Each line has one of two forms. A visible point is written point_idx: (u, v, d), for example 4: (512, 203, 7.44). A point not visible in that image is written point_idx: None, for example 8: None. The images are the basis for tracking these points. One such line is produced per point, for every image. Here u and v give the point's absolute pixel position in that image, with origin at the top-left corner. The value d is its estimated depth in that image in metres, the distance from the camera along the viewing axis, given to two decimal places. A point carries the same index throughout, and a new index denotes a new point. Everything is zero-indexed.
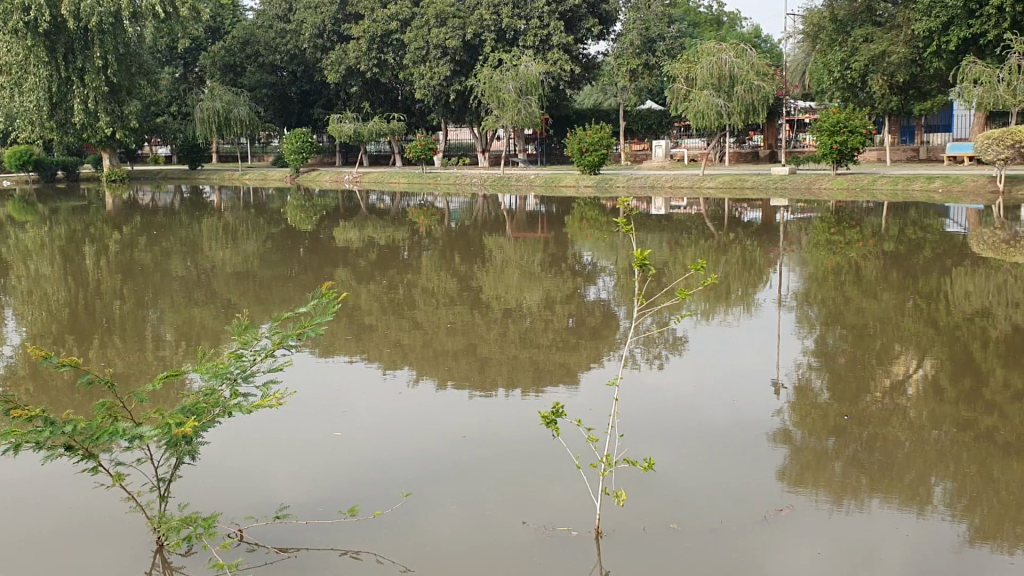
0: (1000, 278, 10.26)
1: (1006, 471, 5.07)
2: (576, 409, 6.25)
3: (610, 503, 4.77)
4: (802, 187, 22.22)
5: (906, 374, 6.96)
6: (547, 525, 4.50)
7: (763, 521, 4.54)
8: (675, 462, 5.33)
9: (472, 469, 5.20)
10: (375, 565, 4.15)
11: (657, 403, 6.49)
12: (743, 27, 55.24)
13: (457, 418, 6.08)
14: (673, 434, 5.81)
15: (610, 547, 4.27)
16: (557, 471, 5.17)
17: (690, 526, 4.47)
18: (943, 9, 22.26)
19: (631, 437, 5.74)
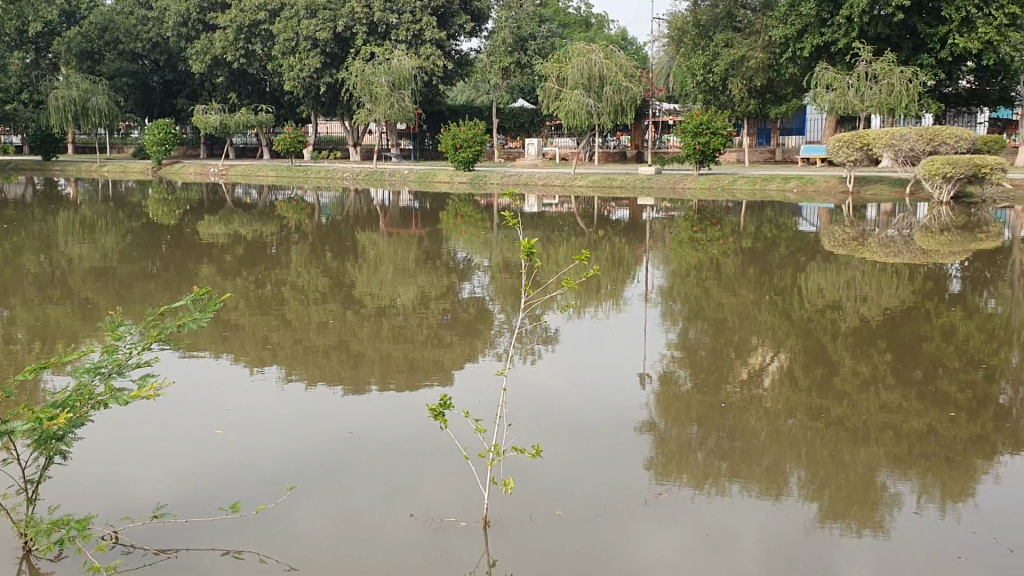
0: (850, 273, 10.93)
1: (855, 455, 5.40)
2: (457, 404, 6.32)
3: (496, 493, 4.87)
4: (667, 186, 22.97)
5: (763, 366, 7.32)
6: (435, 517, 4.56)
7: (643, 506, 4.73)
8: (556, 452, 5.48)
9: (357, 464, 5.21)
10: (260, 564, 4.09)
11: (535, 397, 6.63)
12: (611, 29, 56.53)
13: (341, 414, 6.04)
14: (554, 427, 5.96)
15: (493, 537, 4.36)
16: (441, 463, 5.23)
17: (572, 514, 4.63)
18: (798, 18, 23.47)
19: (513, 430, 5.86)
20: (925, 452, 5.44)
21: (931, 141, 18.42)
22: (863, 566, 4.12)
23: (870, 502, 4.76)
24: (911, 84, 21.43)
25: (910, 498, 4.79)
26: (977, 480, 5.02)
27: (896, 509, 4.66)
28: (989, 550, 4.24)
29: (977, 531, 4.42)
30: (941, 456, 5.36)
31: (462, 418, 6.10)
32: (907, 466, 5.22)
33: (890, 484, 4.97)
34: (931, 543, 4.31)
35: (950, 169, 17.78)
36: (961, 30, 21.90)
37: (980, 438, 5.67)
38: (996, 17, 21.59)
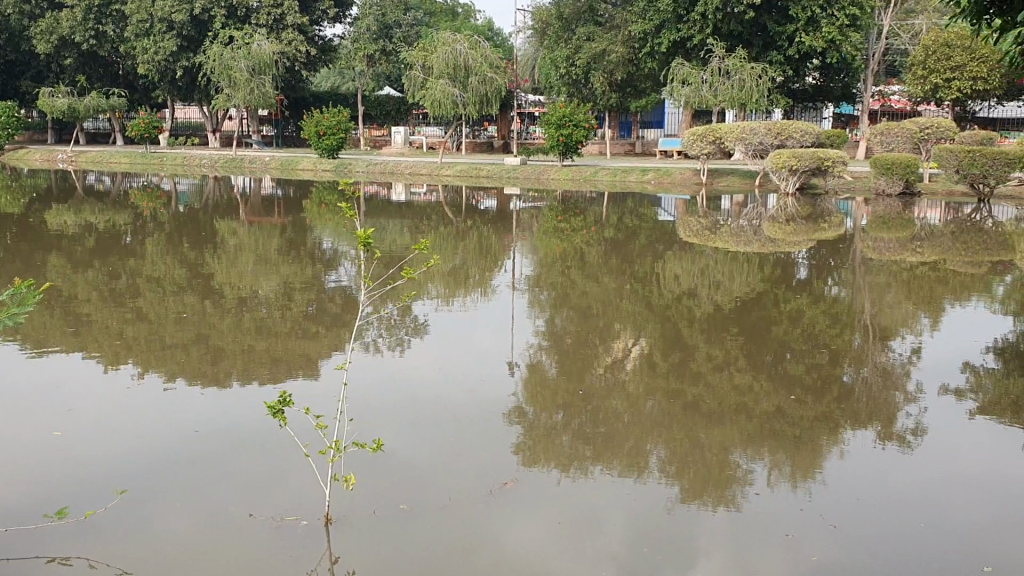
0: (704, 261, 11.35)
1: (710, 435, 5.62)
2: (297, 400, 6.17)
3: (336, 489, 4.81)
4: (532, 177, 23.28)
5: (625, 352, 7.53)
6: (276, 515, 4.47)
7: (490, 496, 4.75)
8: (396, 445, 5.44)
9: (202, 463, 5.08)
10: (87, 570, 3.94)
11: (386, 388, 6.58)
12: (477, 20, 56.75)
13: (190, 411, 5.87)
14: (410, 417, 5.95)
15: (335, 534, 4.30)
16: (290, 460, 5.13)
17: (420, 507, 4.61)
18: (655, 13, 24.11)
19: (356, 423, 5.78)
20: (775, 431, 5.71)
21: (780, 134, 19.27)
22: (715, 541, 4.29)
23: (724, 481, 4.95)
24: (761, 80, 22.33)
25: (762, 475, 5.02)
26: (823, 456, 5.30)
27: (745, 487, 4.88)
28: (826, 519, 4.49)
29: (822, 503, 4.67)
30: (791, 434, 5.64)
31: (302, 414, 5.97)
32: (759, 445, 5.47)
33: (743, 463, 5.20)
34: (778, 516, 4.53)
35: (796, 162, 18.68)
36: (807, 29, 23.09)
37: (826, 416, 5.99)
38: (838, 18, 22.91)
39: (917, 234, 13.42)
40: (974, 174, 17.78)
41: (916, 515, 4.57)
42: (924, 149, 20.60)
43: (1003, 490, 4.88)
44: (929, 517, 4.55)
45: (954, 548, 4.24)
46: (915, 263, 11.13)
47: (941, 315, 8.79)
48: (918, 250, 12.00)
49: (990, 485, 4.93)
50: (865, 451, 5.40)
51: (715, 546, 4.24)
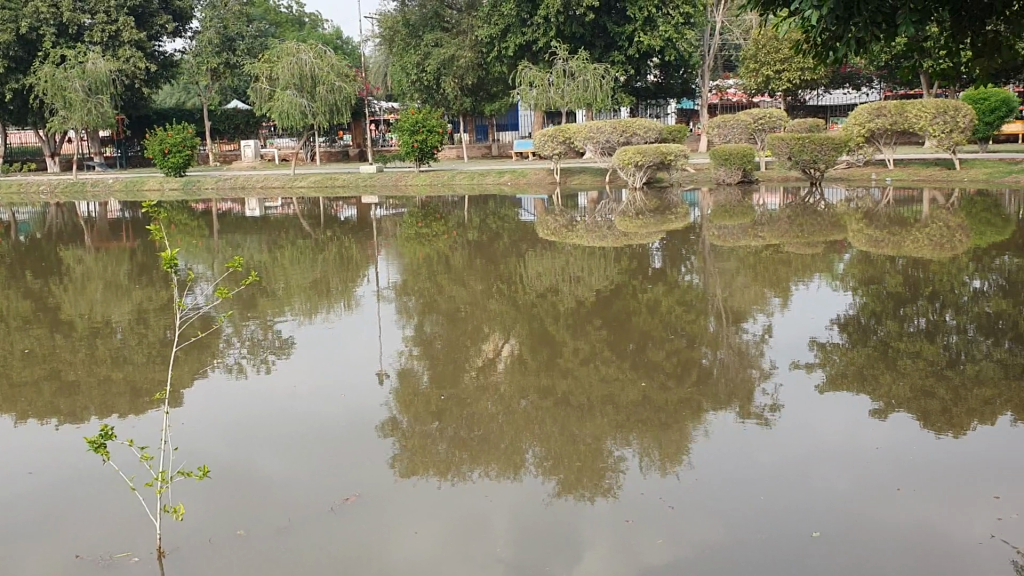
0: (563, 258, 11.61)
1: (582, 429, 5.77)
2: (121, 433, 5.90)
3: (167, 522, 4.66)
4: (389, 184, 23.15)
5: (496, 352, 7.64)
6: (104, 554, 4.30)
7: (338, 512, 4.71)
8: (237, 470, 5.32)
9: (26, 507, 4.84)
10: None
11: (231, 411, 6.42)
12: (325, 28, 55.84)
13: (26, 452, 5.59)
14: (262, 438, 5.83)
15: (170, 568, 4.17)
16: (125, 497, 4.94)
17: (264, 531, 4.53)
18: (500, 18, 24.42)
19: (194, 452, 5.61)
20: (643, 419, 5.92)
21: (625, 132, 19.99)
22: (589, 531, 4.40)
23: (597, 471, 5.09)
24: (604, 80, 22.95)
25: (633, 463, 5.18)
26: (690, 438, 5.52)
27: (620, 475, 5.02)
28: (683, 503, 4.63)
29: (688, 485, 4.84)
30: (658, 419, 5.86)
31: (127, 447, 5.72)
32: (627, 433, 5.65)
33: (614, 453, 5.36)
34: (646, 501, 4.67)
35: (642, 157, 19.27)
36: (645, 29, 23.95)
37: (690, 399, 6.25)
38: (674, 17, 24.09)
39: (758, 220, 14.07)
40: (806, 160, 18.77)
41: (776, 488, 4.78)
42: (761, 139, 21.68)
43: (859, 458, 5.12)
44: (790, 489, 4.76)
45: (806, 518, 4.42)
46: (758, 248, 11.69)
47: (788, 295, 9.29)
48: (761, 235, 12.60)
49: (844, 454, 5.21)
50: (728, 430, 5.66)
51: (568, 544, 4.30)
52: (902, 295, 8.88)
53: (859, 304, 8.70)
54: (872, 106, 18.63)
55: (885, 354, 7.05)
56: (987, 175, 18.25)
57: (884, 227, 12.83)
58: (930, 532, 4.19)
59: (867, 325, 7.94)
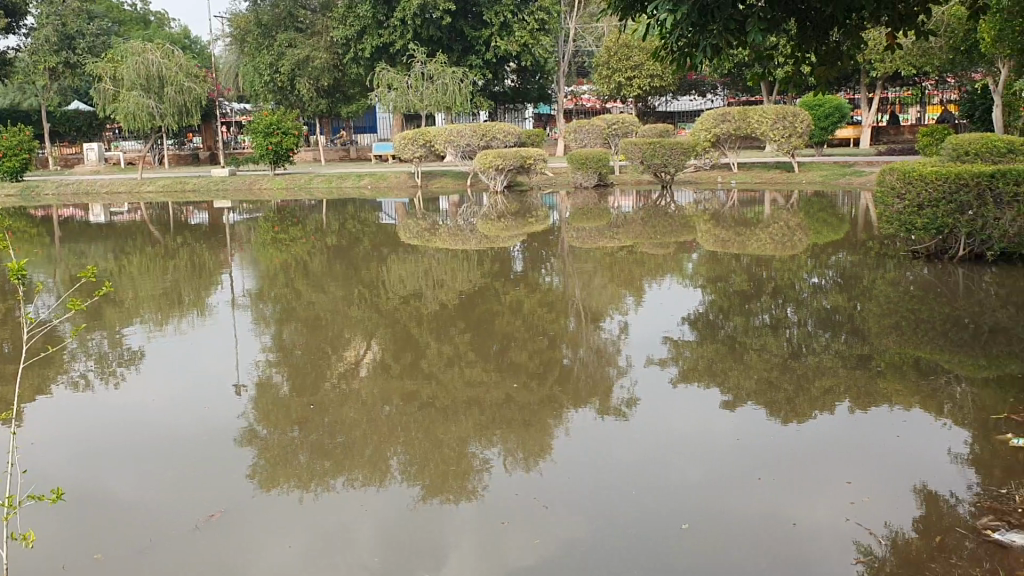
0: (426, 262, 11.60)
1: (446, 432, 5.79)
2: None
3: (12, 550, 4.40)
4: (244, 188, 22.53)
5: (358, 359, 7.57)
6: None
7: (200, 530, 4.56)
8: (86, 492, 5.06)
9: None
10: None
11: (79, 429, 6.11)
12: (172, 25, 53.75)
13: None
14: (113, 457, 5.58)
15: None
16: None
17: (119, 555, 4.33)
18: (356, 19, 24.20)
19: (38, 474, 5.31)
20: (506, 419, 6.00)
21: (484, 136, 20.17)
22: (454, 535, 4.40)
23: (461, 475, 5.11)
24: (462, 83, 23.07)
25: (498, 463, 5.24)
26: (552, 436, 5.64)
27: (484, 477, 5.06)
28: (545, 501, 4.69)
29: (550, 482, 4.92)
30: (520, 419, 5.96)
31: None
32: (491, 434, 5.71)
33: (478, 454, 5.40)
34: (510, 502, 4.72)
35: (501, 161, 19.50)
36: (500, 33, 24.29)
37: (552, 398, 6.37)
38: (528, 22, 24.51)
39: (614, 222, 14.47)
40: (658, 163, 19.41)
41: (636, 479, 4.90)
42: (615, 143, 22.30)
43: (713, 447, 5.31)
44: (649, 480, 4.88)
45: (664, 505, 4.53)
46: (614, 248, 12.03)
47: (642, 294, 9.60)
48: (617, 236, 12.97)
49: (701, 443, 5.41)
50: (589, 426, 5.81)
51: (432, 550, 4.28)
52: (748, 292, 9.33)
53: (709, 301, 9.09)
54: (718, 112, 19.44)
55: (734, 349, 7.38)
56: (823, 177, 19.39)
57: (731, 228, 13.44)
58: (779, 510, 4.35)
59: (716, 321, 8.30)
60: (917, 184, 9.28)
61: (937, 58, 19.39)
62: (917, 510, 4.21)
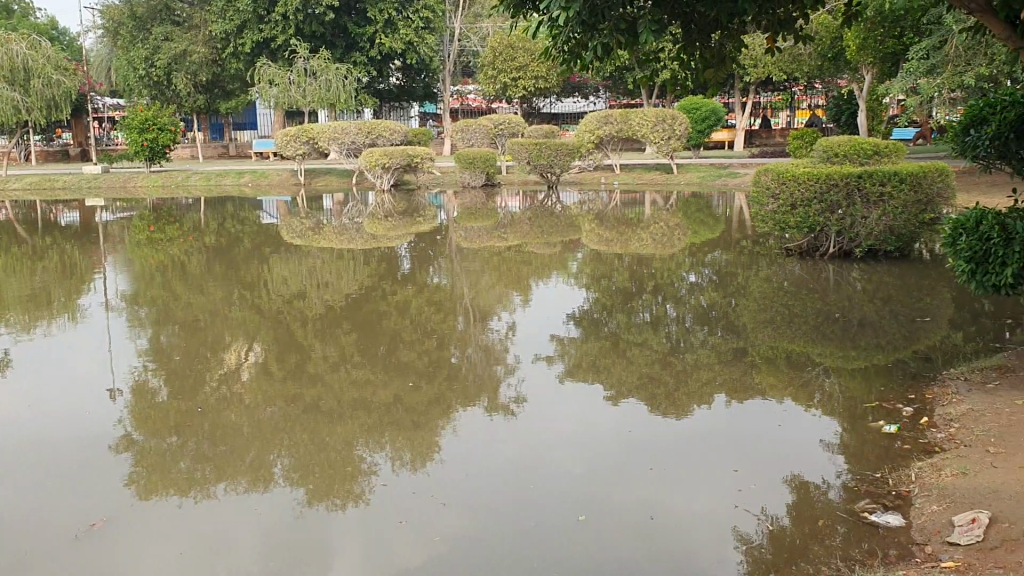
0: (310, 262, 11.41)
1: (332, 434, 5.72)
2: None
3: None
4: (116, 186, 21.64)
5: (239, 361, 7.39)
6: None
7: (77, 541, 4.37)
8: None
9: None
10: None
11: None
12: (36, 16, 51.01)
13: None
14: None
15: None
16: None
17: None
18: (236, 13, 23.52)
19: None
20: (392, 420, 5.97)
21: (369, 133, 19.98)
22: (341, 537, 4.34)
23: (349, 478, 5.05)
24: (346, 80, 22.77)
25: (386, 465, 5.20)
26: (440, 436, 5.65)
27: (371, 479, 5.02)
28: (434, 500, 4.68)
29: (439, 482, 4.92)
30: (408, 420, 5.94)
31: None
32: (378, 436, 5.67)
33: (366, 456, 5.36)
34: (398, 502, 4.69)
35: (388, 159, 19.36)
36: (385, 31, 24.17)
37: (439, 398, 6.38)
38: (413, 21, 24.51)
39: (501, 221, 14.55)
40: (543, 164, 19.63)
41: (523, 477, 4.94)
42: (500, 143, 22.45)
43: (597, 443, 5.41)
44: (537, 476, 4.93)
45: (553, 501, 4.57)
46: (501, 248, 12.11)
47: (529, 293, 9.70)
48: (504, 235, 13.05)
49: (586, 438, 5.51)
50: (477, 425, 5.83)
51: (322, 552, 4.21)
52: (631, 290, 9.55)
53: (593, 299, 9.26)
54: (601, 114, 19.80)
55: (617, 345, 7.54)
56: (701, 178, 20.01)
57: (614, 227, 13.71)
58: (665, 502, 4.45)
59: (600, 319, 8.46)
60: (790, 184, 9.66)
61: (806, 65, 20.27)
62: (793, 498, 4.38)
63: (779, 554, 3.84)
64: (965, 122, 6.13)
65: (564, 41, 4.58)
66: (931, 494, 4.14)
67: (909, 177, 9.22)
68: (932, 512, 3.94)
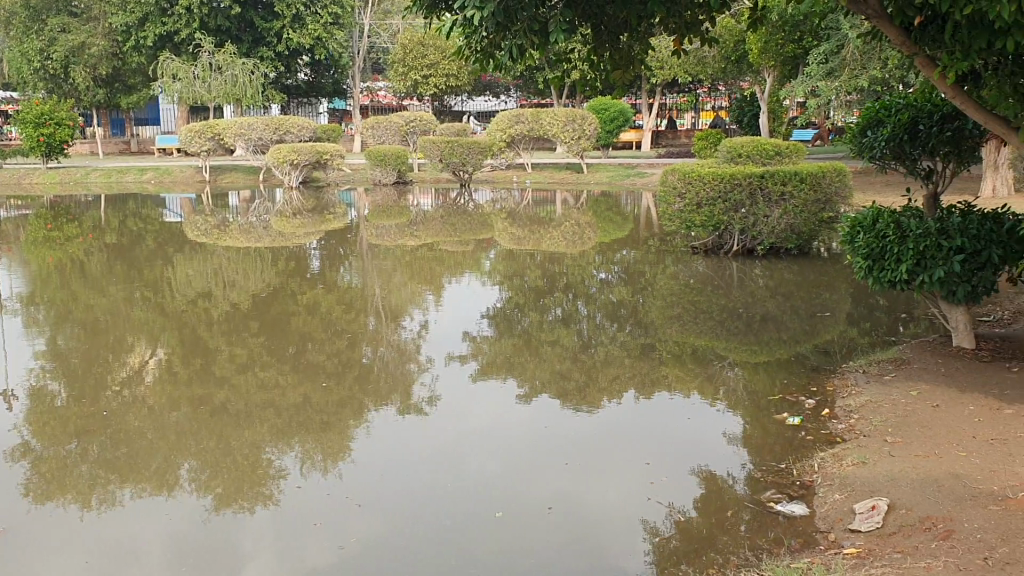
0: (216, 261, 11.16)
1: (240, 437, 5.62)
2: None
3: None
4: (10, 183, 20.74)
5: (143, 364, 7.18)
6: None
7: None
8: None
9: None
10: None
11: None
12: None
13: None
14: None
15: None
16: None
17: None
18: (137, 5, 22.78)
19: None
20: (302, 422, 5.89)
21: (277, 129, 19.69)
22: (251, 541, 4.26)
23: (257, 481, 4.97)
24: (252, 76, 22.33)
25: (295, 468, 5.13)
26: (350, 436, 5.60)
27: (281, 482, 4.94)
28: (346, 501, 4.64)
29: (350, 483, 4.88)
30: (318, 421, 5.87)
31: None
32: (287, 439, 5.59)
33: (275, 459, 5.27)
34: (309, 504, 4.63)
35: (296, 156, 19.06)
36: (293, 26, 23.83)
37: (350, 398, 6.33)
38: (321, 16, 24.20)
39: (412, 220, 14.49)
40: (455, 162, 19.62)
41: (435, 475, 4.94)
42: (411, 141, 22.34)
43: (509, 440, 5.44)
44: (449, 475, 4.94)
45: (467, 499, 4.59)
46: (413, 246, 12.05)
47: (441, 291, 9.68)
48: (416, 234, 13.00)
49: (497, 436, 5.53)
50: (388, 425, 5.80)
51: (233, 556, 4.13)
52: (542, 288, 9.63)
53: (505, 297, 9.30)
54: (512, 113, 19.89)
55: (529, 343, 7.59)
56: (610, 178, 20.29)
57: (526, 226, 13.79)
58: (578, 497, 4.51)
59: (512, 317, 8.50)
60: (696, 184, 9.86)
61: (711, 67, 20.73)
62: (700, 490, 4.49)
63: (688, 543, 3.93)
64: (862, 123, 6.36)
65: (477, 41, 4.57)
66: (833, 483, 4.29)
67: (808, 177, 9.56)
68: (835, 501, 4.08)
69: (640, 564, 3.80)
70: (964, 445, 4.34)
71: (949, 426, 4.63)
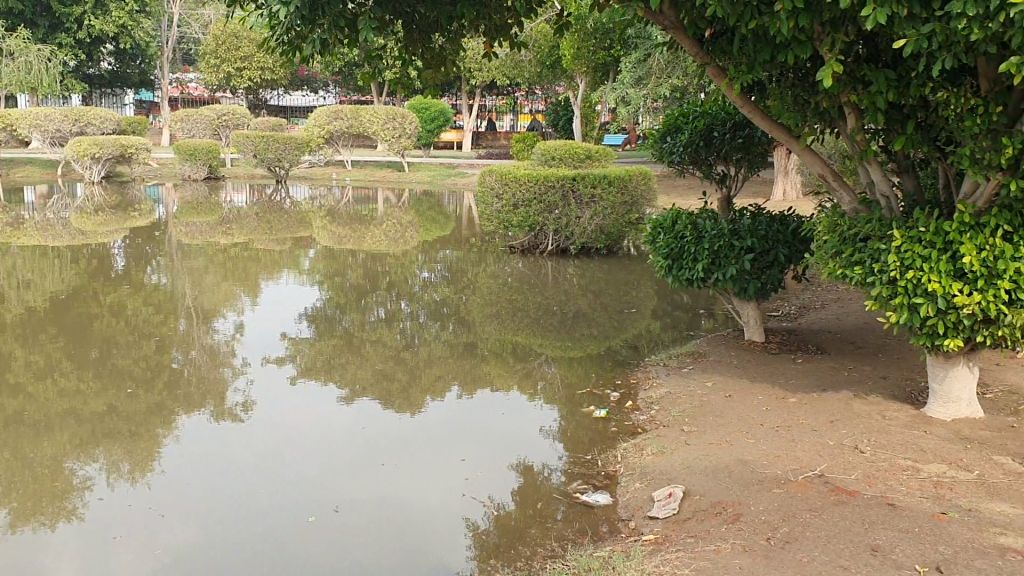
0: (8, 260, 10.38)
1: (37, 449, 5.25)
2: None
3: None
4: None
5: None
6: None
7: None
8: None
9: None
10: None
11: None
12: None
13: None
14: None
15: None
16: None
17: None
18: None
19: None
20: (108, 431, 5.58)
21: (77, 121, 18.56)
22: (52, 557, 3.99)
23: (58, 495, 4.65)
24: (50, 63, 20.94)
25: (101, 479, 4.84)
26: (161, 444, 5.35)
27: (85, 495, 4.65)
28: (157, 511, 4.42)
29: (162, 493, 4.65)
30: (126, 430, 5.57)
31: None
32: (91, 449, 5.27)
33: (78, 471, 4.96)
34: (117, 515, 4.38)
35: (98, 150, 18.04)
36: (94, 12, 22.65)
37: (159, 405, 6.04)
38: (126, 3, 23.06)
39: (226, 217, 13.99)
40: (271, 158, 19.13)
41: (252, 480, 4.80)
42: (224, 135, 21.60)
43: (329, 442, 5.35)
44: (267, 480, 4.80)
45: (287, 503, 4.48)
46: (226, 245, 11.65)
47: (256, 291, 9.41)
48: (229, 232, 12.59)
49: (316, 439, 5.42)
50: (201, 432, 5.58)
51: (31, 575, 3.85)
52: (362, 287, 9.53)
53: (323, 296, 9.14)
54: (330, 110, 19.57)
55: (349, 343, 7.50)
56: (431, 177, 20.33)
57: (345, 224, 13.61)
58: (402, 496, 4.49)
59: (331, 316, 8.38)
60: (513, 184, 10.04)
61: (528, 71, 21.18)
62: (519, 484, 4.57)
63: (503, 537, 3.99)
64: (662, 130, 6.61)
65: (284, 34, 4.43)
66: (634, 472, 4.48)
67: (616, 180, 9.95)
68: (635, 489, 4.27)
69: (462, 559, 3.83)
70: (752, 433, 4.63)
71: (740, 415, 4.92)
